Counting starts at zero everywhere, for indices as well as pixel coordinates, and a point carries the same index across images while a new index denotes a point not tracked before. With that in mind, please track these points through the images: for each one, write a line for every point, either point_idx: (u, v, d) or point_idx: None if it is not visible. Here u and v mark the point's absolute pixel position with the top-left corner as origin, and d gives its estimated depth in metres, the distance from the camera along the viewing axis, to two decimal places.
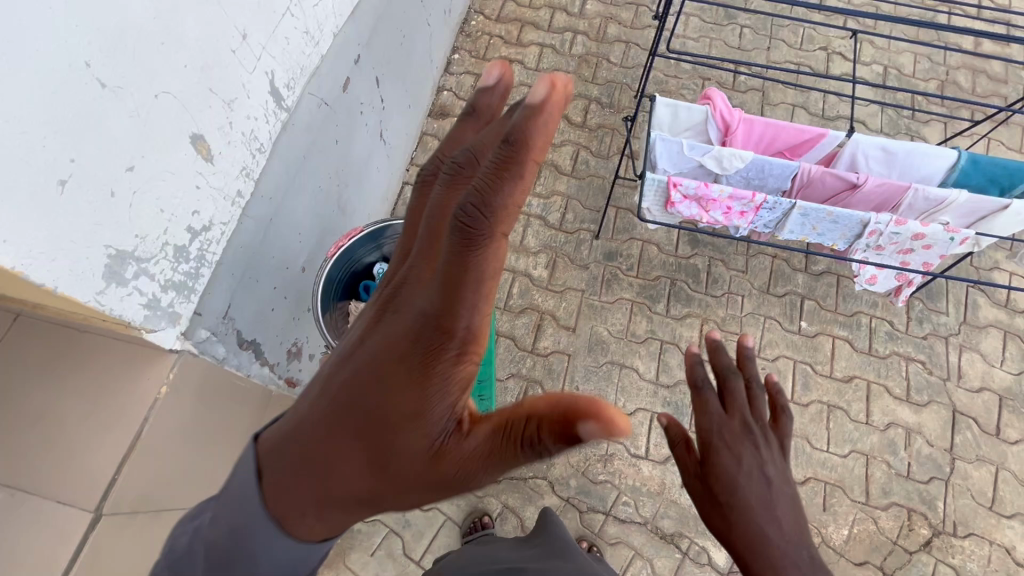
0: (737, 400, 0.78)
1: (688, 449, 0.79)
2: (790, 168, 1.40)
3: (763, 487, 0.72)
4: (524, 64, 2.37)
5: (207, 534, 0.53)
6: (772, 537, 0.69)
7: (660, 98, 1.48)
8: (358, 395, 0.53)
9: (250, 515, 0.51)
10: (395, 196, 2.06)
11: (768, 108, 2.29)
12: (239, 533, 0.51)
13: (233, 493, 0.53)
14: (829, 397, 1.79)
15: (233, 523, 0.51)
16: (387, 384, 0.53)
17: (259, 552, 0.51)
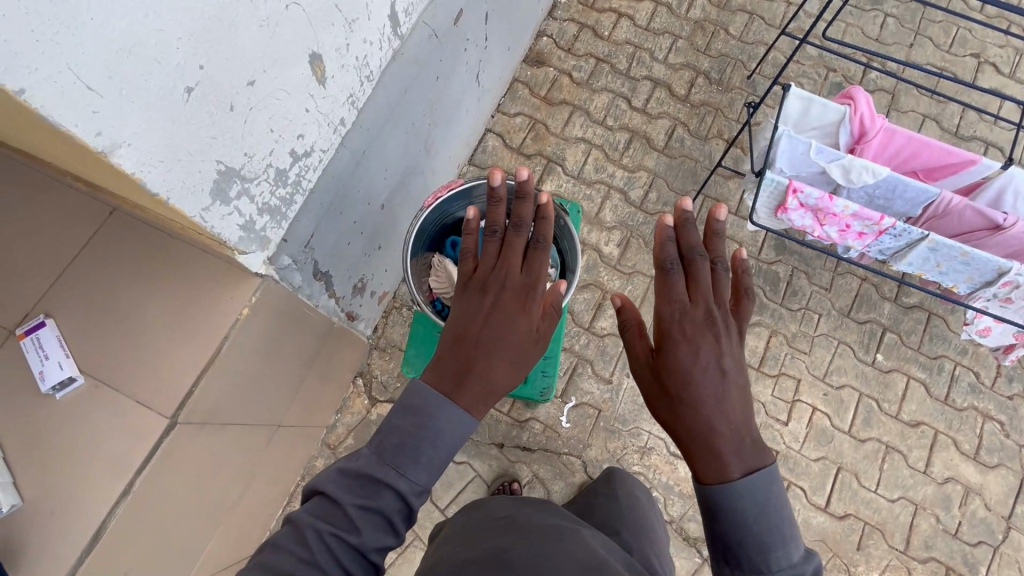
0: (701, 288, 0.86)
1: (642, 334, 0.86)
2: (928, 193, 1.24)
3: (718, 380, 0.78)
4: (633, 21, 2.17)
5: (383, 440, 0.76)
6: (721, 430, 0.75)
7: (795, 89, 1.33)
8: (482, 322, 0.86)
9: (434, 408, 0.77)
10: (475, 143, 1.97)
11: (895, 114, 2.06)
12: (423, 427, 0.76)
13: (404, 413, 0.77)
14: (889, 437, 1.70)
15: (407, 430, 0.75)
16: (496, 312, 0.87)
17: (443, 427, 0.76)
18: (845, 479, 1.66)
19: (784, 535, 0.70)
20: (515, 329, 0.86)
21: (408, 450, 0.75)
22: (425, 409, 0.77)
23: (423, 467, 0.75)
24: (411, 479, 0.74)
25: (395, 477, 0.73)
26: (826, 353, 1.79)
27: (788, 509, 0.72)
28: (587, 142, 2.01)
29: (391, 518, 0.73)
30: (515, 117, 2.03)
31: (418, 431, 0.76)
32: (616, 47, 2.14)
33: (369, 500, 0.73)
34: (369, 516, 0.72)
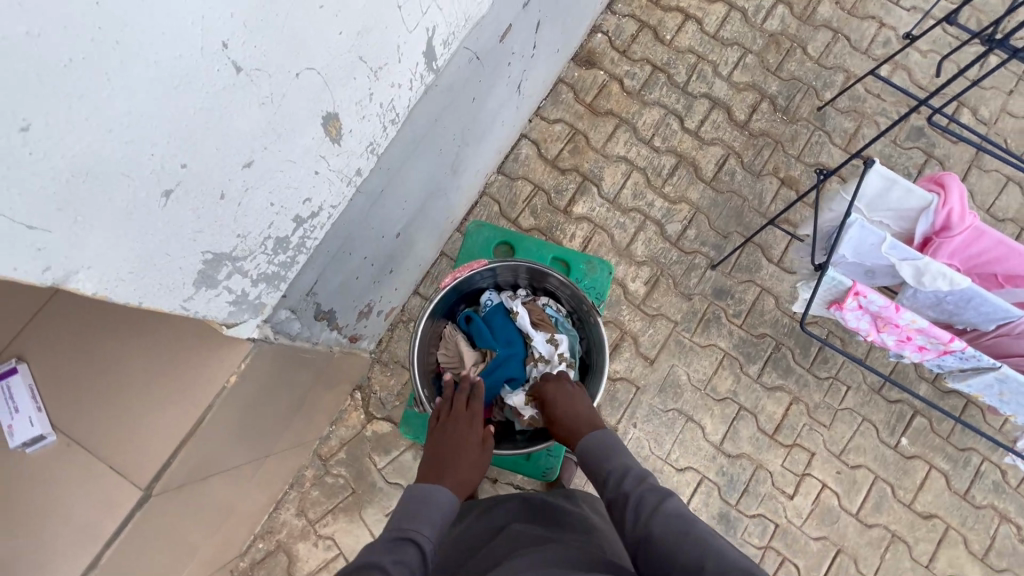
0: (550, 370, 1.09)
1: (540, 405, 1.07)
2: (1008, 312, 1.10)
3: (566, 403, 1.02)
4: (700, 26, 1.94)
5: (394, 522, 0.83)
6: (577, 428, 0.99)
7: (877, 165, 1.14)
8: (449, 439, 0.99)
9: (424, 496, 0.87)
10: (507, 149, 1.81)
11: (975, 172, 1.85)
12: (422, 502, 0.86)
13: (411, 499, 0.87)
14: (897, 526, 1.63)
15: (416, 507, 0.85)
16: (456, 430, 1.00)
17: (437, 498, 0.88)
18: (842, 562, 1.61)
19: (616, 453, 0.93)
20: (471, 440, 0.99)
21: (416, 515, 0.84)
22: (424, 494, 0.88)
23: (435, 525, 0.84)
24: (430, 535, 0.82)
25: (418, 534, 0.81)
26: (848, 429, 1.69)
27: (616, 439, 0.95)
28: (629, 162, 1.84)
29: (418, 570, 0.76)
30: (554, 124, 1.86)
31: (416, 499, 0.87)
32: (678, 55, 1.92)
33: (398, 554, 0.77)
34: (400, 565, 0.75)
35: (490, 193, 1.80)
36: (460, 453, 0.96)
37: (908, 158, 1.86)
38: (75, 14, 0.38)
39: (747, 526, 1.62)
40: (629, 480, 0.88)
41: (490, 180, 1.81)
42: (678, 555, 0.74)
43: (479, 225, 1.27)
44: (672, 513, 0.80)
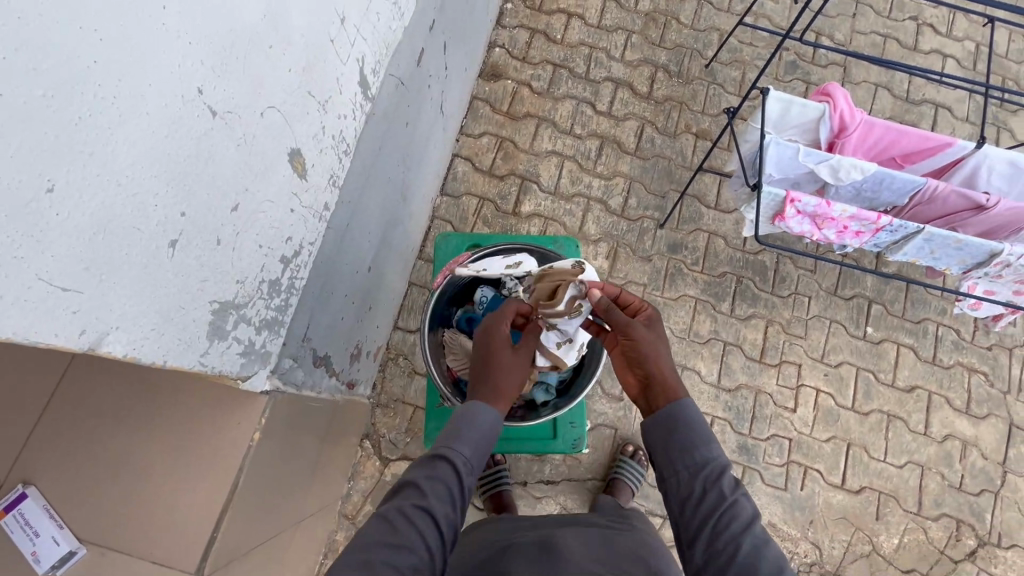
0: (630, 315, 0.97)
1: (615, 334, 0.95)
2: (914, 184, 1.27)
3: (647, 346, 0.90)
4: (584, 20, 2.12)
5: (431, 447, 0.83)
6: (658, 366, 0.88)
7: (773, 92, 1.31)
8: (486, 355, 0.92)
9: (461, 416, 0.85)
10: (445, 171, 1.89)
11: (849, 87, 2.10)
12: (461, 417, 0.85)
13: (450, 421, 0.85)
14: (889, 405, 1.78)
15: (452, 429, 0.84)
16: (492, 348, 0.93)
17: (477, 414, 0.85)
18: (856, 454, 1.72)
19: (707, 445, 0.82)
20: (506, 360, 0.91)
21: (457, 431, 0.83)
22: (468, 416, 0.85)
23: (474, 445, 0.83)
24: (465, 453, 0.82)
25: (448, 450, 0.82)
26: (821, 334, 1.83)
27: (700, 422, 0.83)
28: (559, 154, 1.96)
29: (455, 489, 0.79)
30: (480, 138, 1.96)
31: (463, 423, 0.84)
32: (571, 50, 2.09)
33: (432, 473, 0.80)
34: (434, 485, 0.79)
35: (440, 216, 1.87)
36: (497, 368, 0.90)
37: (792, 89, 2.09)
38: (75, 74, 0.41)
39: (765, 449, 1.72)
40: (725, 482, 0.79)
41: (436, 204, 1.87)
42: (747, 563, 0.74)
43: (445, 237, 1.33)
44: (726, 497, 0.78)
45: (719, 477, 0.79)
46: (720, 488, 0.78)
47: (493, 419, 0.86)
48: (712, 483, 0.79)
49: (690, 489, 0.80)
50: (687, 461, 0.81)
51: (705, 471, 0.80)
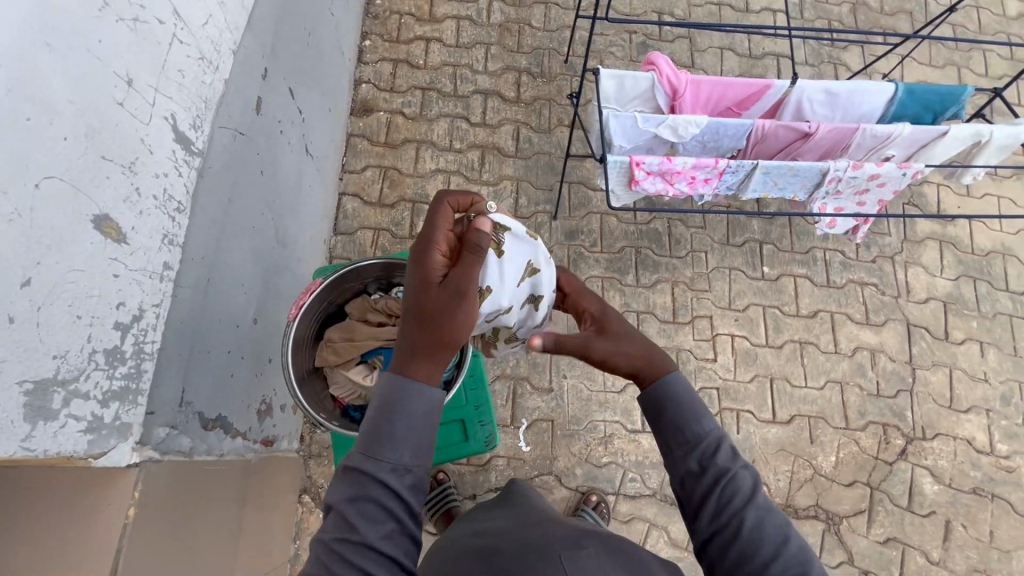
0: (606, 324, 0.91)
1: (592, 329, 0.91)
2: (744, 126, 1.38)
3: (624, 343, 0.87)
4: (443, 43, 2.21)
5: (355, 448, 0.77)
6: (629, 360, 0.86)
7: (603, 71, 1.41)
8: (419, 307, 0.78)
9: (389, 403, 0.76)
10: (333, 211, 1.91)
11: (697, 55, 2.27)
12: (387, 407, 0.76)
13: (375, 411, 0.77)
14: (798, 334, 1.88)
15: (376, 422, 0.76)
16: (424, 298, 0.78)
17: (403, 399, 0.76)
18: (780, 387, 1.81)
19: (699, 417, 0.82)
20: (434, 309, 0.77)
21: (378, 432, 0.75)
22: (393, 399, 0.76)
23: (406, 444, 0.75)
24: (394, 457, 0.75)
25: (371, 458, 0.74)
26: (723, 283, 1.93)
27: (692, 395, 0.84)
28: (444, 171, 2.01)
29: (391, 505, 0.74)
30: (364, 172, 1.99)
31: (390, 413, 0.75)
32: (436, 72, 2.17)
33: (359, 494, 0.74)
34: (363, 507, 0.73)
35: (338, 255, 1.88)
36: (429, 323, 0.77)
37: None
38: None
39: None
40: (724, 454, 0.80)
41: (332, 245, 1.88)
42: (754, 527, 0.75)
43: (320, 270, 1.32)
44: (725, 467, 0.78)
45: (716, 452, 0.80)
46: (718, 463, 0.79)
47: (428, 401, 0.77)
48: (709, 458, 0.79)
49: (689, 466, 0.80)
50: (685, 437, 0.81)
51: (702, 449, 0.80)
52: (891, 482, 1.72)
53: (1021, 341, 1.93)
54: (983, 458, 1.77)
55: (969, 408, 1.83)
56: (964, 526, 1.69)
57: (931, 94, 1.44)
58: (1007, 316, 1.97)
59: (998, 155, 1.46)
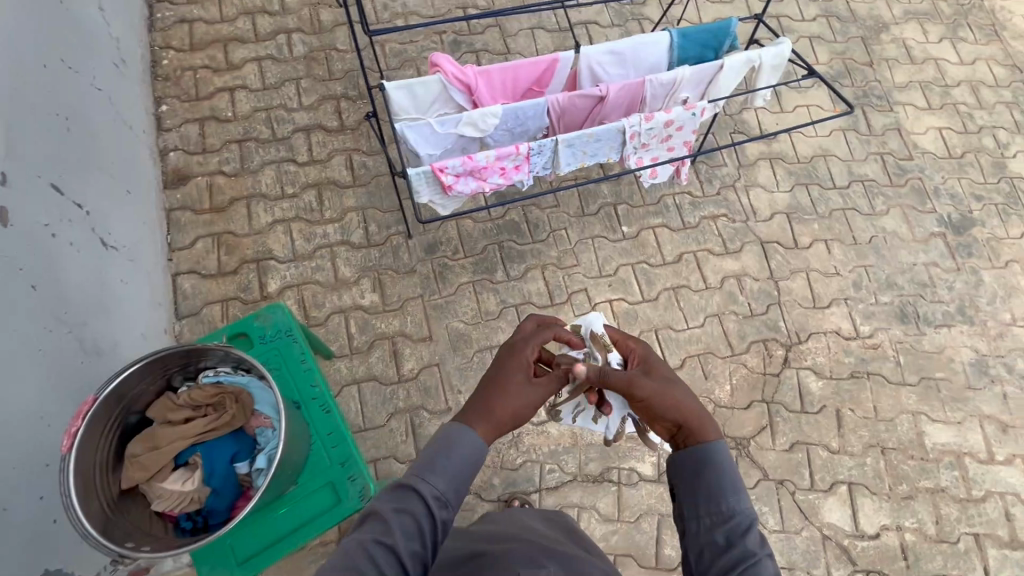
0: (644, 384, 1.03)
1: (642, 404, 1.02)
2: (540, 105, 1.39)
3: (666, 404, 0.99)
4: (248, 88, 2.09)
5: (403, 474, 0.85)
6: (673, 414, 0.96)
7: (389, 84, 1.37)
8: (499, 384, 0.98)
9: (453, 435, 0.89)
10: (170, 296, 1.75)
11: (510, 40, 2.28)
12: (452, 437, 0.88)
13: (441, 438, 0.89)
14: (669, 281, 1.95)
15: (439, 447, 0.87)
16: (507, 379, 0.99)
17: (462, 437, 0.89)
18: (665, 336, 1.87)
19: (736, 494, 0.84)
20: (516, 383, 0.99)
21: (429, 463, 0.85)
22: (452, 436, 0.88)
23: (453, 475, 0.85)
24: (437, 485, 0.83)
25: (424, 481, 0.83)
26: (590, 253, 1.96)
27: (734, 472, 0.87)
28: (282, 221, 1.90)
29: (423, 523, 0.80)
30: (195, 245, 1.84)
31: (445, 450, 0.87)
32: (249, 121, 2.04)
33: (402, 506, 0.81)
34: (403, 520, 0.79)
35: (187, 341, 1.72)
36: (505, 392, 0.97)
37: (465, 64, 2.22)
38: None
39: None
40: (752, 537, 0.81)
41: (178, 332, 1.73)
42: None
43: None
44: (750, 549, 0.80)
45: (746, 531, 0.82)
46: (746, 543, 0.81)
47: (476, 449, 0.89)
48: (737, 536, 0.82)
49: (714, 538, 0.82)
50: (716, 506, 0.84)
51: (731, 525, 0.82)
52: (782, 392, 1.83)
53: (858, 229, 2.11)
54: (852, 344, 1.92)
55: (831, 302, 1.98)
56: (852, 410, 1.82)
57: (703, 33, 1.53)
58: (841, 210, 2.14)
59: (774, 76, 1.57)
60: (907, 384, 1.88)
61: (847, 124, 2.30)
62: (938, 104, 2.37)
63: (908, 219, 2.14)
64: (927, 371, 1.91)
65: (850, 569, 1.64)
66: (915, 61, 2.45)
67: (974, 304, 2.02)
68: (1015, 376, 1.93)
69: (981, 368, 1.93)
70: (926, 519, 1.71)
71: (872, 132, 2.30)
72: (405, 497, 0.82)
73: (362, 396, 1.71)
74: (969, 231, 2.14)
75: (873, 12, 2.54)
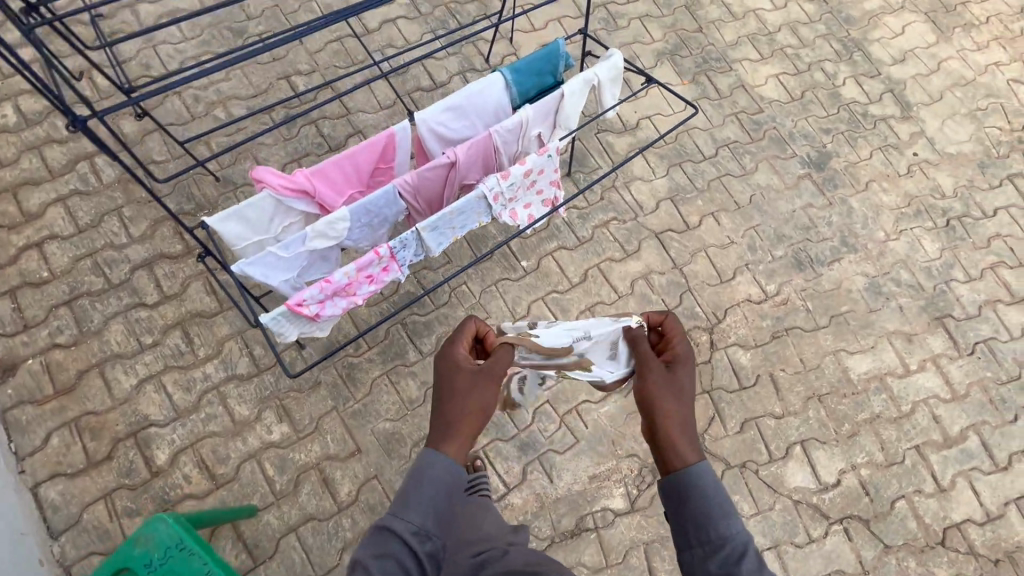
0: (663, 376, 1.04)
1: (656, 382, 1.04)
2: (390, 192, 1.26)
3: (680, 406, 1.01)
4: (60, 236, 1.77)
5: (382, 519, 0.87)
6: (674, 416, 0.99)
7: (212, 219, 1.19)
8: (447, 390, 1.01)
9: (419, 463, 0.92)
10: (35, 516, 1.46)
11: (346, 97, 2.11)
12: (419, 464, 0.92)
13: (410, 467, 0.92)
14: (583, 303, 1.91)
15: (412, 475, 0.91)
16: (452, 386, 1.01)
17: (427, 462, 0.92)
18: None
19: (724, 513, 0.87)
20: (462, 383, 1.01)
21: (403, 499, 0.88)
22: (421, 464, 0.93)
23: (423, 504, 0.89)
24: (413, 521, 0.87)
25: (399, 518, 0.86)
26: (498, 300, 1.87)
27: (724, 495, 0.89)
28: (149, 377, 1.64)
29: (407, 562, 0.84)
30: (49, 442, 1.55)
31: (415, 478, 0.91)
32: (72, 273, 1.74)
33: (383, 551, 0.84)
34: (385, 565, 0.83)
35: (75, 558, 1.45)
36: (453, 396, 1.00)
37: (305, 138, 2.03)
38: None
39: (539, 427, 1.72)
40: (747, 566, 0.83)
41: (59, 554, 1.45)
42: None
43: None
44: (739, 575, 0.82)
45: (740, 558, 0.83)
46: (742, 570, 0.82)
47: (445, 470, 0.92)
48: (731, 564, 0.83)
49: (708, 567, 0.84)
50: (711, 529, 0.86)
51: (724, 551, 0.84)
52: (717, 376, 1.85)
53: (736, 193, 2.17)
54: (765, 306, 1.98)
55: (735, 272, 2.02)
56: (783, 370, 1.89)
57: (534, 65, 1.47)
58: (718, 179, 2.19)
59: (617, 88, 1.52)
60: (821, 328, 1.97)
61: (697, 94, 2.35)
62: (769, 53, 2.49)
63: (776, 170, 2.23)
64: (834, 309, 2.01)
65: (826, 524, 1.70)
66: (737, 16, 2.55)
67: (852, 233, 2.16)
68: (904, 288, 2.08)
69: (875, 289, 2.06)
70: (873, 449, 1.81)
71: (721, 95, 2.37)
72: (390, 543, 0.85)
73: (303, 542, 1.53)
74: (828, 165, 2.27)
75: None
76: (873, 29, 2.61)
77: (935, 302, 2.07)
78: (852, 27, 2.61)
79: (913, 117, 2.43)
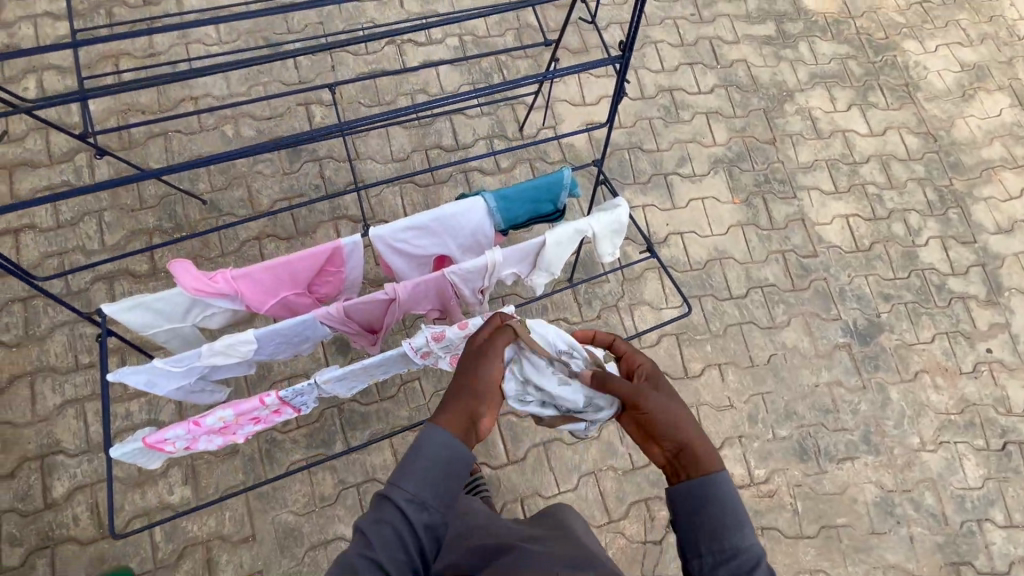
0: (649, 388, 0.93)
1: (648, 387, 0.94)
2: (311, 319, 1.11)
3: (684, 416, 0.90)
4: (37, 229, 1.75)
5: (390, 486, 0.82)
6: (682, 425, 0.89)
7: (112, 307, 1.08)
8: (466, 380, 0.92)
9: (431, 439, 0.85)
10: None
11: (359, 141, 1.98)
12: (424, 440, 0.85)
13: (424, 442, 0.85)
14: (539, 435, 1.67)
15: (420, 448, 0.85)
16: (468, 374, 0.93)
17: (435, 442, 0.85)
18: (533, 505, 1.62)
19: (737, 521, 0.81)
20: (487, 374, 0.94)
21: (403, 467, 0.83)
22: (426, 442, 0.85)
23: (425, 475, 0.83)
24: (409, 489, 0.81)
25: (396, 488, 0.82)
26: None
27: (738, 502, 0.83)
28: (75, 400, 1.59)
29: (403, 531, 0.80)
30: None
31: (419, 453, 0.84)
32: (38, 269, 1.73)
33: (380, 517, 0.80)
34: (382, 530, 0.79)
35: None
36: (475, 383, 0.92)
37: (305, 176, 1.91)
38: None
39: None
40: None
41: None
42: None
43: None
44: None
45: (753, 569, 0.78)
46: None
47: (454, 451, 0.86)
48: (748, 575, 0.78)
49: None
50: (732, 539, 0.80)
51: (739, 562, 0.79)
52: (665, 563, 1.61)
53: (755, 347, 1.88)
54: (745, 492, 1.71)
55: (723, 443, 1.76)
56: None
57: (527, 192, 1.26)
58: (737, 325, 1.90)
59: (620, 239, 1.29)
60: (804, 537, 1.68)
61: (746, 218, 2.05)
62: (845, 187, 2.14)
63: (811, 331, 1.92)
64: (828, 518, 1.71)
65: None
66: (821, 134, 2.20)
67: (880, 429, 1.82)
68: (922, 515, 1.74)
69: (886, 507, 1.74)
70: None
71: (774, 225, 2.05)
72: (390, 505, 0.81)
73: None
74: (876, 339, 1.93)
75: (776, 77, 2.27)
76: (983, 184, 2.20)
77: (956, 542, 1.72)
78: (958, 176, 2.20)
79: (999, 304, 2.03)
